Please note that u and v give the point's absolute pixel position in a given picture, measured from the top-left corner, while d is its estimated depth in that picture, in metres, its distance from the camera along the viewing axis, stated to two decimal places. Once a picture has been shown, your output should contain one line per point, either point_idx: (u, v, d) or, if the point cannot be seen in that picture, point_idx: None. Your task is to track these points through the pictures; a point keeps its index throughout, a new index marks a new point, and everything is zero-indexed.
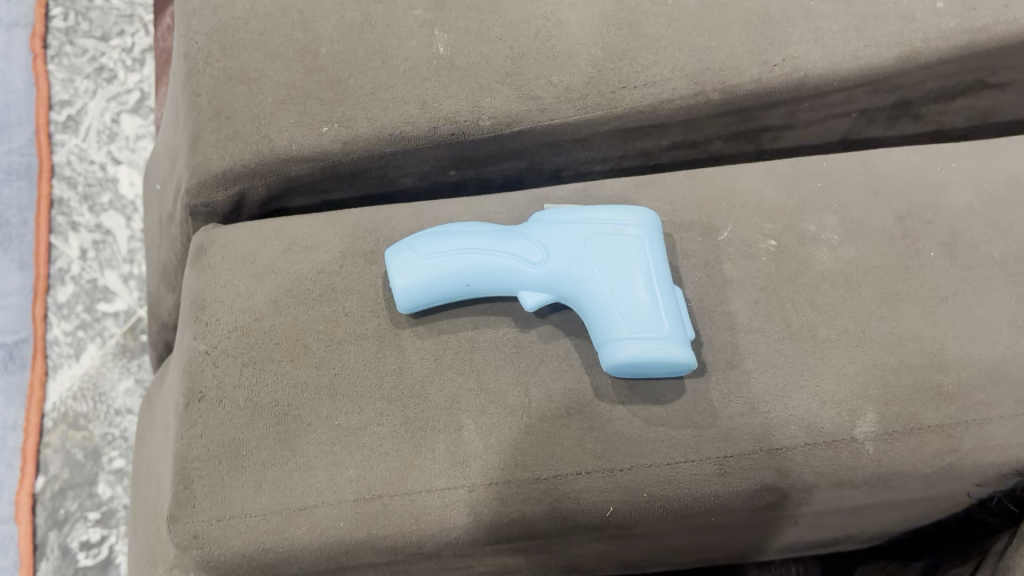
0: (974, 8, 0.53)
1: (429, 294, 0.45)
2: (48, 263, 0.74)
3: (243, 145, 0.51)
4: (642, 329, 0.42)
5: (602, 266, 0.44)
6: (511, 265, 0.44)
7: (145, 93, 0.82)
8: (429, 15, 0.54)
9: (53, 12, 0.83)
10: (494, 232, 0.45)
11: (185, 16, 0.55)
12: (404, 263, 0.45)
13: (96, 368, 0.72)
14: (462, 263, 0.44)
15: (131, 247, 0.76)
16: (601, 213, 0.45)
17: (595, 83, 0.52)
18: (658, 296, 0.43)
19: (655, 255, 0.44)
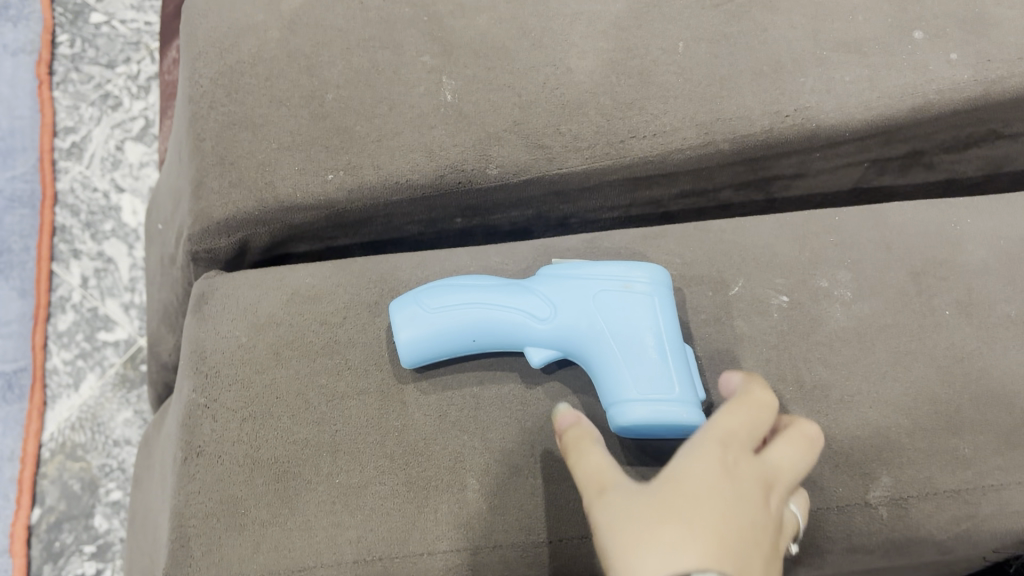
0: (988, 60, 0.52)
1: (432, 348, 0.44)
2: (49, 291, 0.74)
3: (247, 192, 0.50)
4: (653, 391, 0.41)
5: (611, 324, 0.43)
6: (518, 321, 0.43)
7: (149, 120, 0.82)
8: (437, 62, 0.53)
9: (60, 39, 0.83)
10: (502, 286, 0.44)
11: (191, 59, 0.54)
12: (408, 317, 0.44)
13: (95, 398, 0.71)
14: (469, 317, 0.43)
15: (132, 276, 0.76)
16: (609, 268, 0.44)
17: (603, 133, 0.52)
18: (669, 357, 0.42)
19: (665, 313, 0.43)
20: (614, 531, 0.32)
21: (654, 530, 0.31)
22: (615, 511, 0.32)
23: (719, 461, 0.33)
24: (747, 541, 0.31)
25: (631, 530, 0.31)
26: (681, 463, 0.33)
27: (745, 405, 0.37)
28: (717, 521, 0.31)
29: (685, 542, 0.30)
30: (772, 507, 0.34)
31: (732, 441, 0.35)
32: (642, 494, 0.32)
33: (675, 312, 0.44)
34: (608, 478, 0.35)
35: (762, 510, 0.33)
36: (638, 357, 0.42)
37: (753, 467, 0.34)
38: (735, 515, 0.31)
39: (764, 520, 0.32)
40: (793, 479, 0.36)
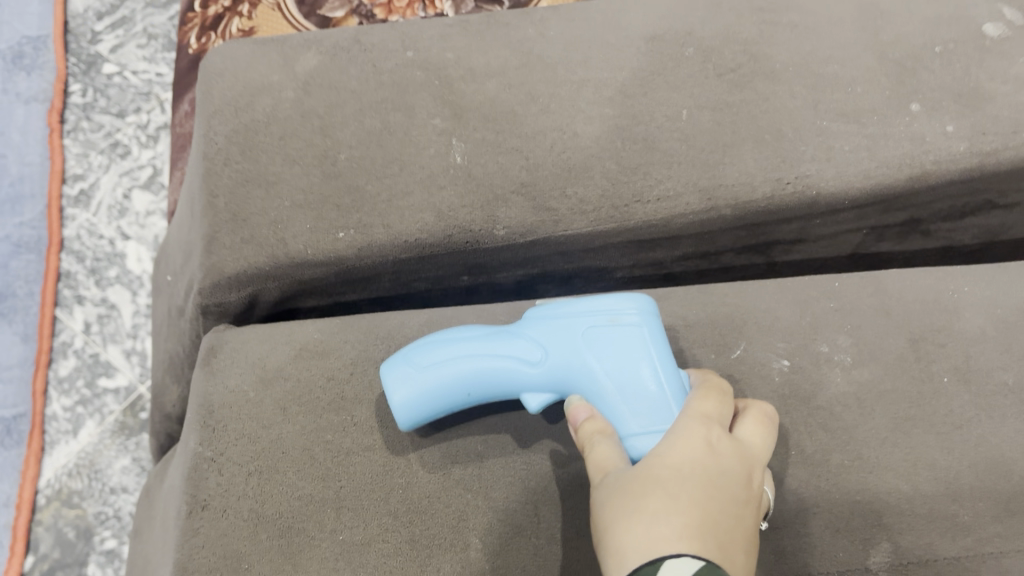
0: (983, 132, 0.53)
1: (429, 405, 0.44)
2: (51, 336, 0.75)
3: (259, 248, 0.51)
4: (653, 420, 0.41)
5: (603, 361, 0.43)
6: (509, 368, 0.44)
7: (157, 169, 0.83)
8: (447, 125, 0.55)
9: (72, 88, 0.85)
10: (488, 336, 0.45)
11: (206, 116, 0.56)
12: (400, 378, 0.44)
13: (93, 444, 0.71)
14: (460, 369, 0.44)
15: (134, 323, 0.76)
16: (594, 303, 0.44)
17: (608, 197, 0.53)
18: (664, 382, 0.42)
19: (656, 340, 0.43)
20: (609, 510, 0.37)
21: (642, 504, 0.36)
22: (609, 490, 0.37)
23: (701, 441, 0.38)
24: (726, 511, 0.36)
25: (623, 508, 0.36)
26: (665, 446, 0.38)
27: (711, 390, 0.42)
28: (700, 495, 0.36)
29: (670, 512, 0.35)
30: (751, 481, 0.39)
31: (711, 421, 0.39)
32: (631, 473, 0.37)
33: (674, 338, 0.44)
34: (609, 464, 0.39)
35: (739, 484, 0.38)
36: (639, 393, 0.42)
37: (730, 445, 0.39)
38: (715, 488, 0.36)
39: (742, 491, 0.37)
40: (766, 455, 0.40)
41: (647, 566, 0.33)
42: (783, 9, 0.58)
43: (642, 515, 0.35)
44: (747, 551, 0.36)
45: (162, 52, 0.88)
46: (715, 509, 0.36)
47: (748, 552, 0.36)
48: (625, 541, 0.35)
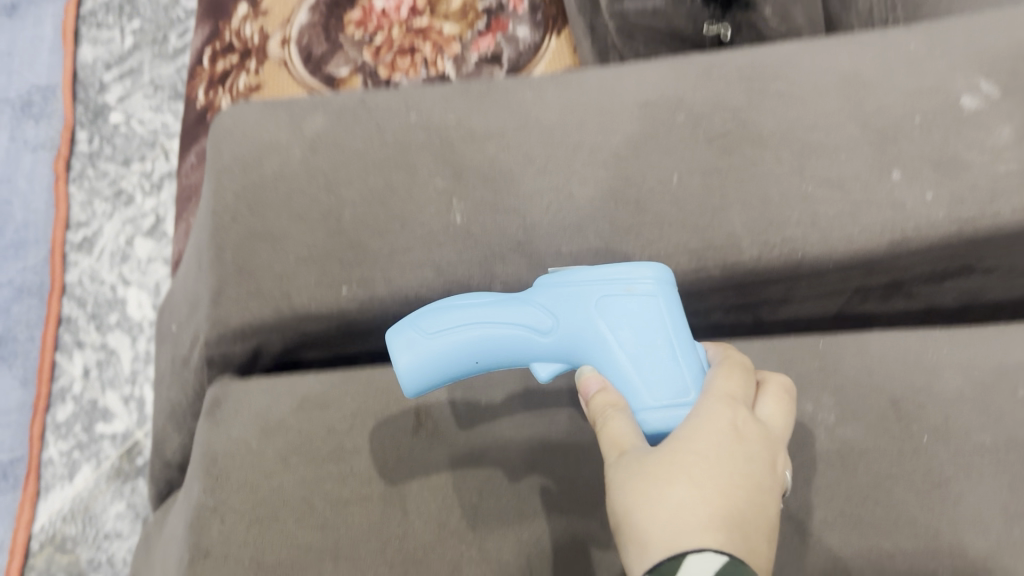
0: (961, 200, 0.55)
1: (432, 372, 0.45)
2: (51, 380, 0.89)
3: (265, 301, 0.54)
4: (665, 388, 0.43)
5: (614, 328, 0.45)
6: (520, 335, 0.45)
7: (156, 216, 0.99)
8: (448, 184, 0.57)
9: (80, 136, 1.03)
10: (497, 302, 0.46)
11: (215, 173, 0.58)
12: (405, 343, 0.45)
13: (88, 490, 0.83)
14: (469, 336, 0.44)
15: (129, 369, 0.90)
16: (608, 274, 0.47)
17: (601, 257, 0.56)
18: (677, 351, 0.44)
19: (671, 309, 0.45)
20: (633, 489, 0.38)
21: (667, 490, 0.37)
22: (631, 468, 0.39)
23: (729, 426, 0.40)
24: (750, 498, 0.38)
25: (647, 493, 0.38)
26: (690, 428, 0.40)
27: (734, 368, 0.44)
28: (726, 486, 0.38)
29: (697, 502, 0.37)
30: (774, 461, 0.40)
31: (739, 403, 0.41)
32: (655, 455, 0.39)
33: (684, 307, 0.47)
34: (625, 440, 0.41)
35: (763, 468, 0.40)
36: (650, 360, 0.44)
37: (756, 425, 0.41)
38: (740, 478, 0.38)
39: (766, 478, 0.39)
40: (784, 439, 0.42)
41: (670, 560, 0.35)
42: (771, 78, 0.61)
43: (669, 503, 0.37)
44: (769, 538, 0.38)
45: (164, 104, 1.06)
46: (741, 499, 0.38)
47: (769, 538, 0.38)
48: (653, 527, 0.37)
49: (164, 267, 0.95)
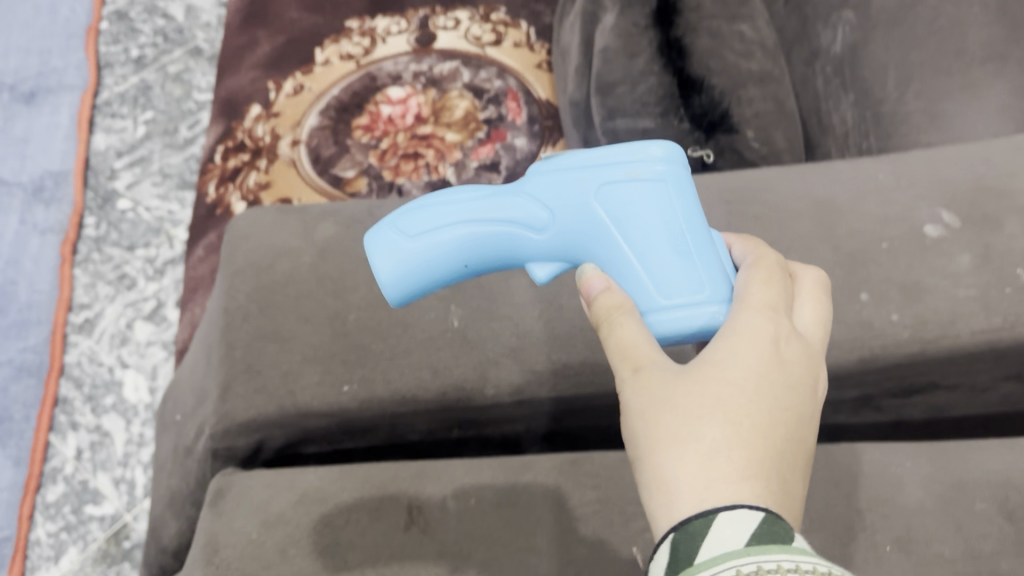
0: (925, 321, 0.59)
1: (420, 272, 0.49)
2: (43, 462, 1.06)
3: (269, 398, 0.57)
4: (669, 280, 0.46)
5: (614, 218, 0.48)
6: (515, 234, 0.48)
7: (159, 301, 1.18)
8: (447, 292, 0.61)
9: (87, 222, 1.24)
10: (489, 197, 0.49)
11: (229, 275, 0.62)
12: (392, 247, 0.48)
13: (75, 570, 1.00)
14: (455, 239, 0.48)
15: (120, 452, 1.08)
16: (615, 160, 0.48)
17: (589, 362, 0.59)
18: (682, 243, 0.47)
19: (675, 194, 0.47)
20: (668, 415, 0.40)
21: (700, 430, 0.40)
22: (657, 400, 0.41)
23: (766, 350, 0.42)
24: (785, 432, 0.41)
25: (675, 430, 0.40)
26: (723, 353, 0.42)
27: (770, 273, 0.46)
28: (759, 420, 0.40)
29: (733, 445, 0.39)
30: (811, 379, 0.43)
31: (776, 320, 0.43)
32: (685, 386, 0.41)
33: (693, 187, 0.49)
34: (643, 355, 0.43)
35: (802, 391, 0.42)
36: (652, 252, 0.47)
37: (794, 340, 0.43)
38: (775, 412, 0.41)
39: (798, 403, 0.42)
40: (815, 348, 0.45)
41: (699, 520, 0.37)
42: (749, 203, 0.66)
43: (702, 446, 0.39)
44: (800, 472, 0.41)
45: (168, 195, 1.26)
46: (773, 431, 0.40)
47: (798, 468, 0.41)
48: (687, 466, 0.39)
49: (161, 351, 1.14)
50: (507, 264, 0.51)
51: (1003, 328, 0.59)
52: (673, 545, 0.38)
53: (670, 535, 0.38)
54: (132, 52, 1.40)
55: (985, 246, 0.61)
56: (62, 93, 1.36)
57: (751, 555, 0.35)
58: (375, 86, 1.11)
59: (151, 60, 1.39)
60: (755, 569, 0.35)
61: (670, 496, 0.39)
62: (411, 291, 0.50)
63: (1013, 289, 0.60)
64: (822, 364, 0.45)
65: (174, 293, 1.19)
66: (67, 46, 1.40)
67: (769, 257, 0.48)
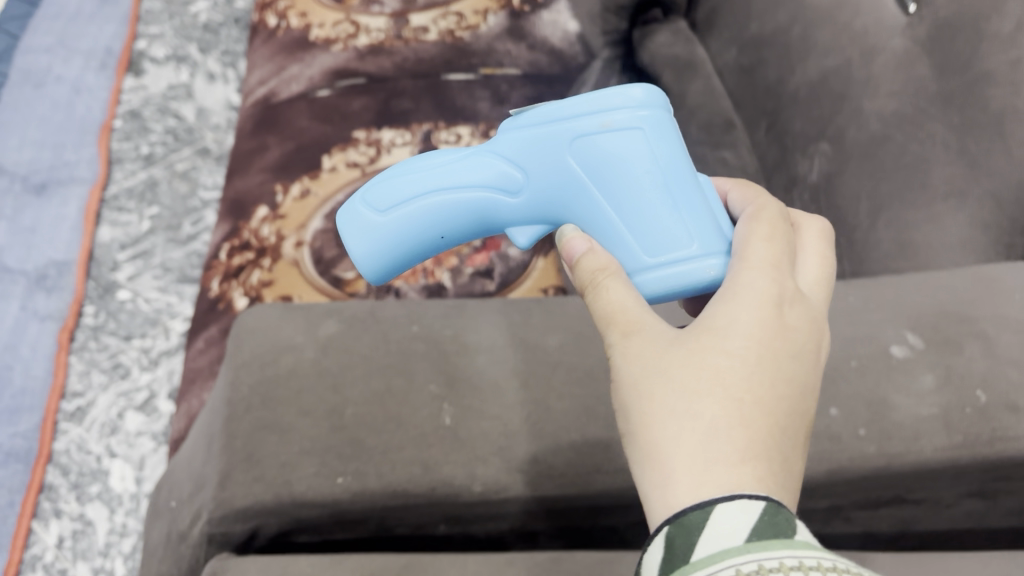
0: (889, 436, 0.63)
1: (405, 235, 0.66)
2: (24, 548, 1.07)
3: (267, 486, 0.60)
4: (640, 231, 0.60)
5: (588, 171, 0.61)
6: (485, 197, 0.64)
7: (151, 391, 1.20)
8: (440, 390, 0.65)
9: (86, 312, 1.27)
10: (454, 167, 0.64)
11: (234, 368, 0.66)
12: (369, 220, 0.66)
13: None
14: (421, 208, 0.64)
15: (102, 541, 1.08)
16: (587, 116, 0.60)
17: (573, 464, 0.62)
18: (655, 192, 0.60)
19: (644, 141, 0.59)
20: (669, 381, 0.50)
21: (702, 407, 0.48)
22: (653, 375, 0.51)
23: (766, 316, 0.52)
24: (781, 391, 0.50)
25: (675, 406, 0.49)
26: (721, 328, 0.51)
27: (772, 232, 0.58)
28: (755, 389, 0.49)
29: (731, 418, 0.48)
30: (808, 340, 0.53)
31: (778, 288, 0.54)
32: (684, 361, 0.50)
33: (664, 124, 0.60)
34: (633, 322, 0.54)
35: (796, 353, 0.52)
36: (625, 201, 0.60)
37: (792, 309, 0.54)
38: (773, 381, 0.50)
39: (792, 367, 0.51)
40: (814, 311, 0.55)
41: (695, 512, 0.45)
42: None
43: (701, 426, 0.48)
44: (798, 429, 0.50)
45: (166, 288, 1.30)
46: (769, 398, 0.49)
47: (794, 423, 0.50)
48: (688, 436, 0.48)
49: (150, 442, 1.15)
50: (494, 217, 0.66)
51: (963, 447, 0.62)
52: (669, 540, 0.45)
53: (664, 529, 0.46)
54: (142, 149, 1.47)
55: (946, 368, 0.65)
56: (71, 186, 1.41)
57: (751, 553, 0.42)
58: None
59: (160, 157, 1.46)
60: (756, 566, 0.41)
61: (666, 471, 0.48)
62: (404, 247, 0.67)
63: (973, 410, 0.63)
64: (820, 327, 0.55)
65: (166, 385, 1.21)
66: (80, 141, 1.47)
67: (774, 224, 0.58)
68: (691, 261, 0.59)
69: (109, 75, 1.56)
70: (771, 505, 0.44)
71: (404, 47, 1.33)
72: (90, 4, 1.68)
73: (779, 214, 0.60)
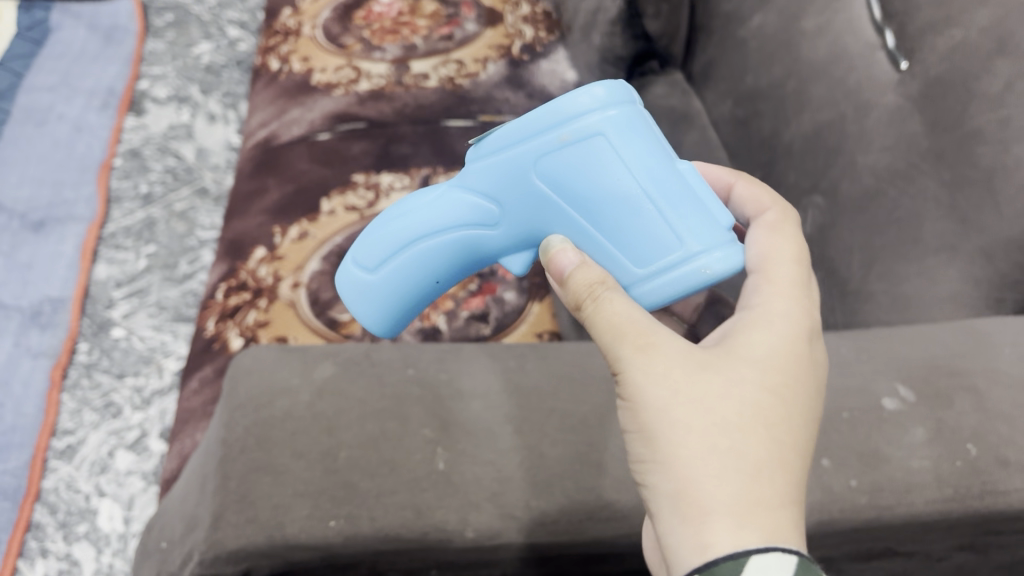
0: (881, 487, 0.63)
1: (399, 283, 0.74)
2: None
3: (260, 528, 0.60)
4: (628, 244, 0.62)
5: (562, 189, 0.62)
6: (465, 237, 0.69)
7: (141, 430, 1.19)
8: (434, 434, 0.65)
9: (80, 349, 1.27)
10: (427, 214, 0.70)
11: (230, 409, 0.67)
12: (363, 277, 0.75)
13: None
14: (403, 263, 0.73)
15: None
16: (545, 136, 0.60)
17: (566, 511, 0.62)
18: (634, 200, 0.61)
19: (610, 150, 0.60)
20: (705, 412, 0.55)
21: (747, 445, 0.55)
22: (689, 404, 0.56)
23: (795, 355, 0.60)
24: (803, 422, 0.58)
25: (717, 441, 0.55)
26: (758, 364, 0.58)
27: (797, 268, 0.65)
28: (785, 424, 0.57)
29: (770, 456, 0.55)
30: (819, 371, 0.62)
31: (805, 329, 0.61)
32: (724, 394, 0.56)
33: (625, 124, 0.60)
34: (647, 338, 0.57)
35: (813, 385, 0.60)
36: (602, 216, 0.62)
37: (812, 345, 0.62)
38: (799, 416, 0.58)
39: (811, 401, 0.59)
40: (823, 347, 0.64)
41: (731, 561, 0.51)
42: None
43: (747, 462, 0.54)
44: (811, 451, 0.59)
45: (161, 326, 1.30)
46: (797, 433, 0.57)
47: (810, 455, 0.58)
48: (730, 471, 0.54)
49: (139, 481, 1.13)
50: (483, 243, 0.70)
51: (953, 500, 0.62)
52: None
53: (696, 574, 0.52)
54: (141, 188, 1.48)
55: (937, 421, 0.66)
56: (70, 224, 1.42)
57: None
58: None
59: (159, 197, 1.47)
60: None
61: (705, 506, 0.53)
62: (401, 295, 0.75)
63: (964, 463, 0.64)
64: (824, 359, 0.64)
65: (158, 424, 1.19)
66: (80, 179, 1.49)
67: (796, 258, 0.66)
68: (676, 266, 0.61)
69: (110, 114, 1.59)
70: (802, 561, 0.51)
71: (404, 93, 1.36)
72: (94, 44, 1.73)
73: (796, 233, 0.68)
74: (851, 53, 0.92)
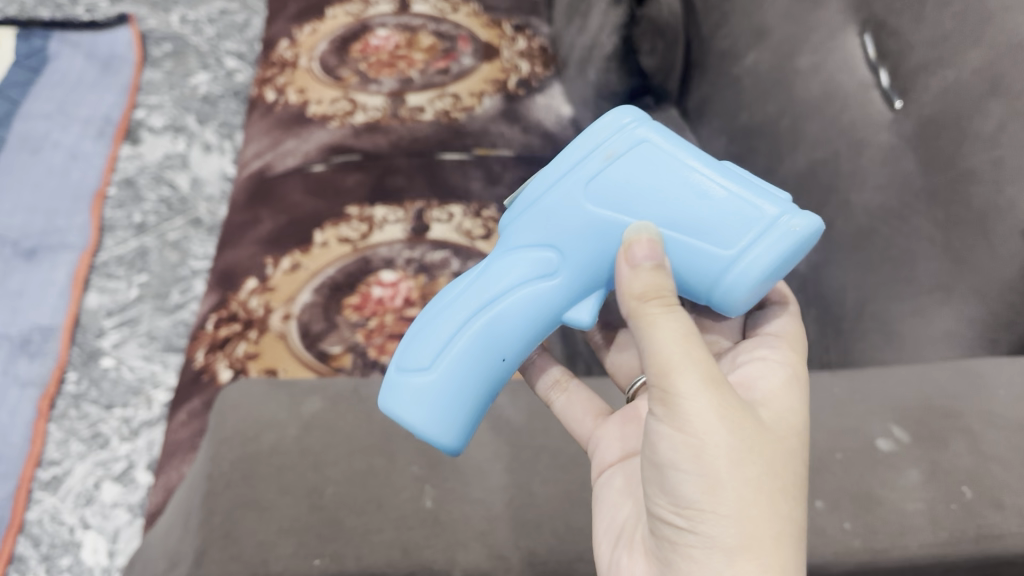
0: (874, 530, 0.62)
1: (460, 378, 0.67)
2: None
3: (243, 565, 0.58)
4: (715, 226, 0.62)
5: (625, 195, 0.64)
6: (524, 294, 0.68)
7: (128, 462, 1.17)
8: (423, 472, 0.65)
9: (68, 379, 1.26)
10: (475, 295, 0.69)
11: (216, 445, 0.66)
12: (413, 393, 0.67)
13: None
14: (459, 347, 0.68)
15: None
16: (594, 153, 0.66)
17: (555, 552, 0.60)
18: (698, 186, 0.63)
19: (655, 149, 0.64)
20: (766, 469, 0.59)
21: (793, 510, 0.59)
22: (755, 458, 0.59)
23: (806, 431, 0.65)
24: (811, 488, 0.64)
25: (774, 501, 0.58)
26: (795, 432, 0.63)
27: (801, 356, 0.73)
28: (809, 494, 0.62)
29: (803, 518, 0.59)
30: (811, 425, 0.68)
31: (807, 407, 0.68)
32: (781, 461, 0.60)
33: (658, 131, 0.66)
34: (715, 378, 0.59)
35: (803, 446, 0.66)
36: (670, 212, 0.63)
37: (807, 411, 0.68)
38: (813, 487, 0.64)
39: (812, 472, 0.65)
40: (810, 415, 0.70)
41: None
42: None
43: (794, 526, 0.58)
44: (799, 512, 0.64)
45: (150, 357, 1.29)
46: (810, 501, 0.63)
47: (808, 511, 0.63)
48: (781, 530, 0.58)
49: (125, 513, 1.12)
50: (550, 289, 0.68)
51: (949, 544, 0.61)
52: None
53: None
54: (134, 218, 1.47)
55: (932, 462, 0.65)
56: (62, 252, 1.41)
57: None
58: (370, 269, 1.17)
59: (152, 226, 1.46)
60: None
61: (768, 565, 0.56)
62: (463, 404, 0.67)
63: (958, 505, 0.63)
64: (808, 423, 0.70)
65: (146, 455, 1.18)
66: (73, 207, 1.48)
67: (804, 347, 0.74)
68: (767, 230, 0.60)
69: (106, 143, 1.59)
70: None
71: (399, 126, 1.36)
72: (92, 73, 1.73)
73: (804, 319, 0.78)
74: (845, 92, 0.92)
